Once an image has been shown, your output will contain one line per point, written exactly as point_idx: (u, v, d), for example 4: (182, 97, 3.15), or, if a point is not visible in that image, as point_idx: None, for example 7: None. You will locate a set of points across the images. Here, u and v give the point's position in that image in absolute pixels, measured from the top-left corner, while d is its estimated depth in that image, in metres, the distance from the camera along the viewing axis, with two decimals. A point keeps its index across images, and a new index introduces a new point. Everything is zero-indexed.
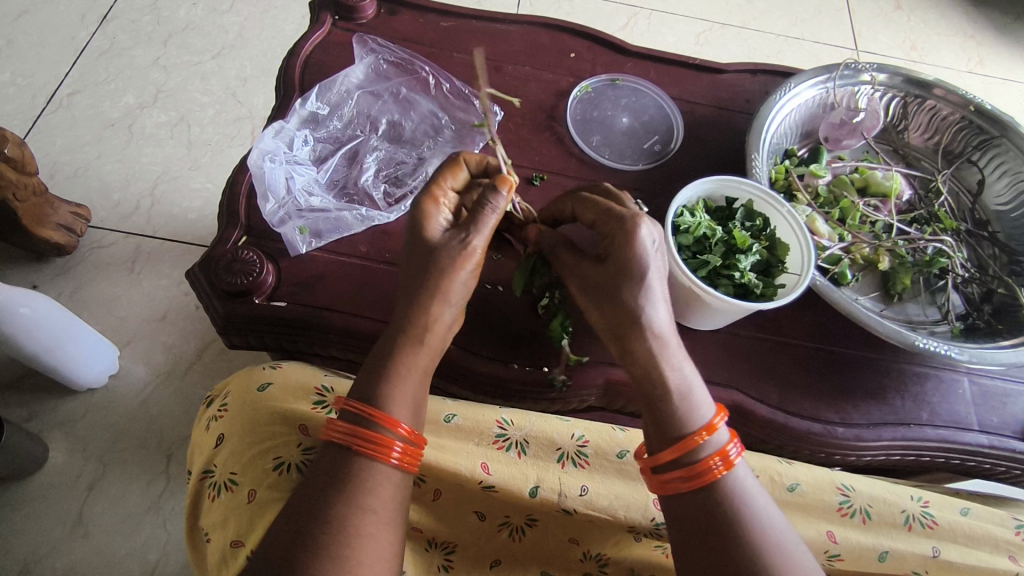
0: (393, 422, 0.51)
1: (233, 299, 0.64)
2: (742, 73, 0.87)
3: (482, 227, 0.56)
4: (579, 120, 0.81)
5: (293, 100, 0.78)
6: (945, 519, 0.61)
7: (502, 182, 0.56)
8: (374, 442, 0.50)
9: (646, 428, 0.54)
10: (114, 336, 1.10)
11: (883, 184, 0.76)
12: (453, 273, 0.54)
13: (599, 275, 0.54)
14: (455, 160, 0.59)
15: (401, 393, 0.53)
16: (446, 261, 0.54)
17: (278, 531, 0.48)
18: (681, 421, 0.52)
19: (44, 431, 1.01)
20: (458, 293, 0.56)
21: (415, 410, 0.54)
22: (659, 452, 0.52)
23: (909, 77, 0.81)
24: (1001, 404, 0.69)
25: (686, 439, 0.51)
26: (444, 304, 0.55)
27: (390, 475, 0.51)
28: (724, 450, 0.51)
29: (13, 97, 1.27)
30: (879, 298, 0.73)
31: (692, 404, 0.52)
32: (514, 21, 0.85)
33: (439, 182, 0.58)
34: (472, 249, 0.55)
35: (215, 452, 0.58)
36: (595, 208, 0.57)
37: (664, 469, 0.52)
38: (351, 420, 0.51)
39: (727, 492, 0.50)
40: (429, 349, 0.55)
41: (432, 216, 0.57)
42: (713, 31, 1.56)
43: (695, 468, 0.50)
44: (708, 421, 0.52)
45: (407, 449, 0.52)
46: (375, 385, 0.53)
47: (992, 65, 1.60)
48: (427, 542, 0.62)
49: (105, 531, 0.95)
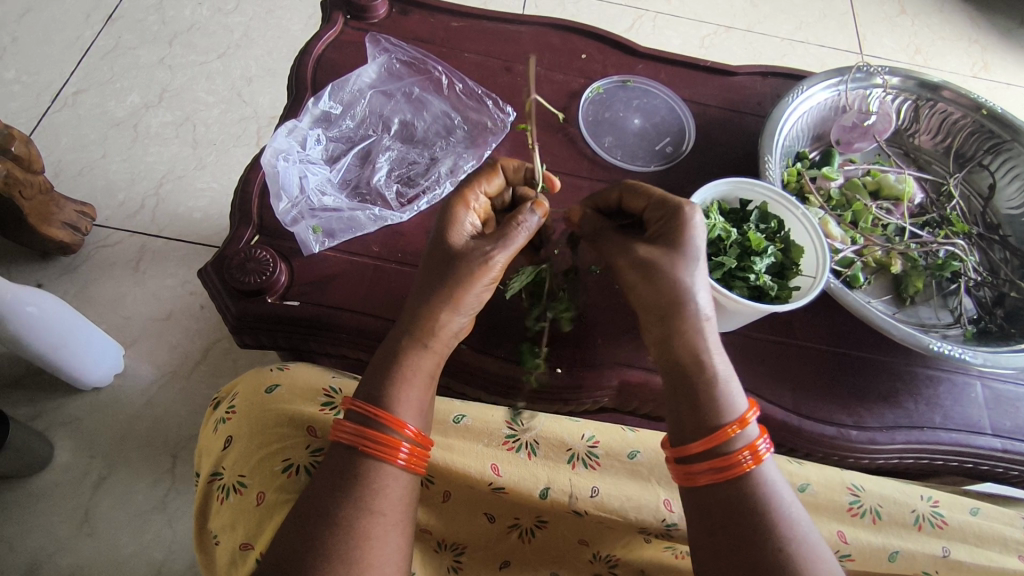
0: (400, 423, 0.51)
1: (246, 297, 0.64)
2: (753, 75, 0.87)
3: (508, 243, 0.55)
4: (591, 121, 0.81)
5: (306, 99, 0.78)
6: (955, 519, 0.61)
7: (539, 205, 0.57)
8: (380, 443, 0.50)
9: (675, 420, 0.54)
10: (119, 335, 1.09)
11: (895, 187, 0.76)
12: (470, 284, 0.54)
13: (652, 255, 0.55)
14: (493, 167, 0.59)
15: (407, 397, 0.52)
16: (465, 271, 0.54)
17: (287, 533, 0.47)
18: (715, 411, 0.52)
19: (49, 430, 1.01)
20: (469, 305, 0.55)
21: (421, 411, 0.53)
22: (688, 443, 0.52)
23: (920, 81, 0.82)
24: (1014, 408, 0.69)
25: (719, 431, 0.51)
26: (454, 314, 0.55)
27: (397, 476, 0.50)
28: (755, 444, 0.51)
29: (18, 95, 1.26)
30: (892, 301, 0.73)
31: (728, 395, 0.53)
32: (525, 21, 0.85)
33: (474, 186, 0.58)
34: (493, 264, 0.54)
35: (223, 454, 0.57)
36: (648, 197, 0.59)
37: (693, 461, 0.51)
38: (358, 421, 0.51)
39: (755, 487, 0.50)
40: (434, 353, 0.55)
41: (459, 220, 0.57)
42: (718, 34, 1.57)
43: (726, 460, 0.50)
44: (739, 415, 0.52)
45: (413, 450, 0.51)
46: (380, 386, 0.52)
47: (997, 70, 1.60)
48: (436, 543, 0.61)
49: (111, 531, 0.95)
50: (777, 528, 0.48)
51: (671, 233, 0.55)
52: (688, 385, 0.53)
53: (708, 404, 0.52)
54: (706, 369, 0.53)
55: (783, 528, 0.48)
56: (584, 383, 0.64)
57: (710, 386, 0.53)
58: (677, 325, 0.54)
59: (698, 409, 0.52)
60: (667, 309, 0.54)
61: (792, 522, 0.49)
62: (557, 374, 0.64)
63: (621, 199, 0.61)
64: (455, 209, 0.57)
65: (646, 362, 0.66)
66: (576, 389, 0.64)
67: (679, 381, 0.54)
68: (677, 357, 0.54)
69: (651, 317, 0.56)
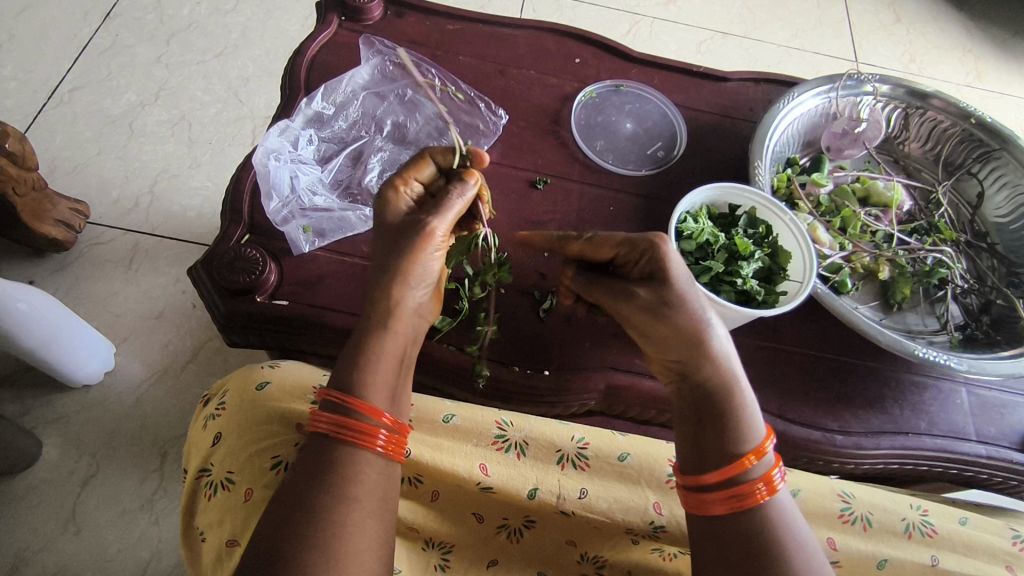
0: (375, 411, 0.51)
1: (236, 296, 0.64)
2: (746, 81, 0.87)
3: (445, 212, 0.58)
4: (583, 125, 0.81)
5: (299, 100, 0.78)
6: (945, 528, 0.61)
7: (468, 175, 0.61)
8: (357, 429, 0.50)
9: (692, 449, 0.54)
10: (111, 333, 1.09)
11: (884, 195, 0.77)
12: (413, 253, 0.56)
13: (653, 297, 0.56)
14: (422, 154, 0.62)
15: (377, 381, 0.53)
16: (410, 243, 0.56)
17: (267, 525, 0.47)
18: (734, 441, 0.53)
19: (38, 428, 1.00)
20: (419, 276, 0.57)
21: (393, 397, 0.54)
22: (704, 473, 0.52)
23: (911, 89, 0.82)
24: (999, 414, 0.69)
25: (736, 461, 0.51)
26: (406, 288, 0.56)
27: (374, 464, 0.50)
28: (770, 474, 0.51)
29: (13, 92, 1.26)
30: (879, 307, 0.74)
31: (750, 423, 0.53)
32: (520, 25, 0.85)
33: (405, 173, 0.61)
34: (433, 231, 0.57)
35: (212, 451, 0.57)
36: (616, 241, 0.59)
37: (707, 491, 0.52)
38: (334, 409, 0.51)
39: (769, 516, 0.50)
40: (398, 335, 0.55)
41: (394, 202, 0.60)
42: (715, 40, 1.57)
43: (742, 489, 0.51)
44: (757, 446, 0.53)
45: (391, 438, 0.52)
46: (349, 373, 0.53)
47: (990, 79, 1.62)
48: (424, 542, 0.61)
49: (98, 528, 0.94)
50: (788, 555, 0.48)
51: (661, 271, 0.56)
52: (712, 417, 0.54)
53: (728, 433, 0.53)
54: (733, 398, 0.54)
55: (791, 549, 0.49)
56: (571, 386, 0.64)
57: (733, 416, 0.53)
58: (702, 356, 0.55)
59: (720, 440, 0.53)
60: (687, 342, 0.55)
61: (807, 552, 0.49)
62: (544, 376, 0.65)
63: (584, 251, 0.62)
64: (387, 194, 0.60)
65: (632, 365, 0.66)
66: (562, 391, 0.64)
67: (702, 412, 0.55)
68: (701, 390, 0.55)
69: (672, 355, 0.57)
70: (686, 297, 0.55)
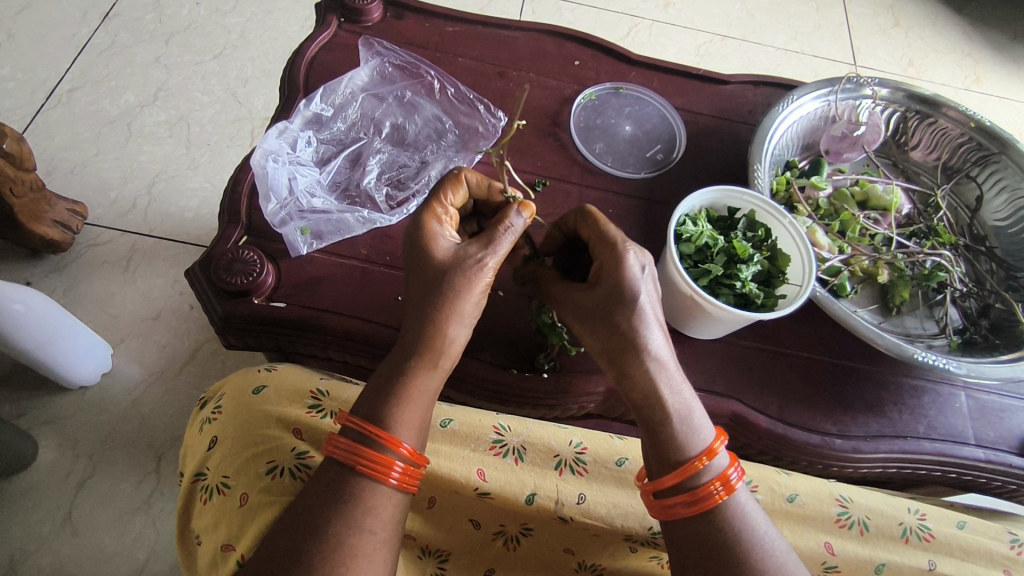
0: (396, 442, 0.50)
1: (232, 298, 0.63)
2: (745, 84, 0.87)
3: (496, 248, 0.56)
4: (582, 128, 0.81)
5: (298, 101, 0.78)
6: (942, 532, 0.61)
7: (524, 207, 0.57)
8: (374, 461, 0.49)
9: (646, 453, 0.55)
10: (108, 335, 1.09)
11: (883, 198, 0.77)
12: (467, 293, 0.54)
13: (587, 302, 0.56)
14: (457, 176, 0.59)
15: (407, 415, 0.52)
16: (465, 280, 0.54)
17: (275, 546, 0.47)
18: (677, 447, 0.52)
19: (34, 430, 1.00)
20: (470, 314, 0.55)
21: (421, 429, 0.53)
22: (661, 478, 0.53)
23: (911, 93, 0.82)
24: (998, 418, 0.69)
25: (687, 465, 0.51)
26: (457, 325, 0.54)
27: (390, 496, 0.50)
28: (726, 475, 0.52)
29: (12, 92, 1.26)
30: (878, 311, 0.74)
31: (689, 429, 0.53)
32: (519, 28, 0.85)
33: (441, 198, 0.58)
34: (485, 268, 0.55)
35: (208, 455, 0.57)
36: (593, 228, 0.58)
37: (666, 494, 0.52)
38: (353, 437, 0.50)
39: (733, 517, 0.51)
40: (440, 371, 0.54)
41: (436, 230, 0.56)
42: (714, 43, 1.58)
43: (697, 492, 0.51)
44: (708, 446, 0.53)
45: (407, 470, 0.50)
46: (381, 404, 0.52)
47: (989, 83, 1.62)
48: (421, 549, 0.60)
49: (93, 530, 0.94)
50: (750, 558, 0.49)
51: (609, 272, 0.55)
52: (654, 422, 0.53)
53: (671, 438, 0.52)
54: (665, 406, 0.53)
55: (761, 557, 0.49)
56: (570, 389, 0.64)
57: (671, 421, 0.53)
58: (630, 364, 0.53)
59: (666, 445, 0.53)
60: (618, 349, 0.54)
61: (769, 549, 0.50)
62: (543, 379, 0.64)
63: (577, 225, 0.61)
64: (427, 221, 0.56)
65: None
66: (562, 394, 0.64)
67: (643, 420, 0.54)
68: (635, 397, 0.54)
69: (608, 361, 0.55)
70: (621, 301, 0.53)
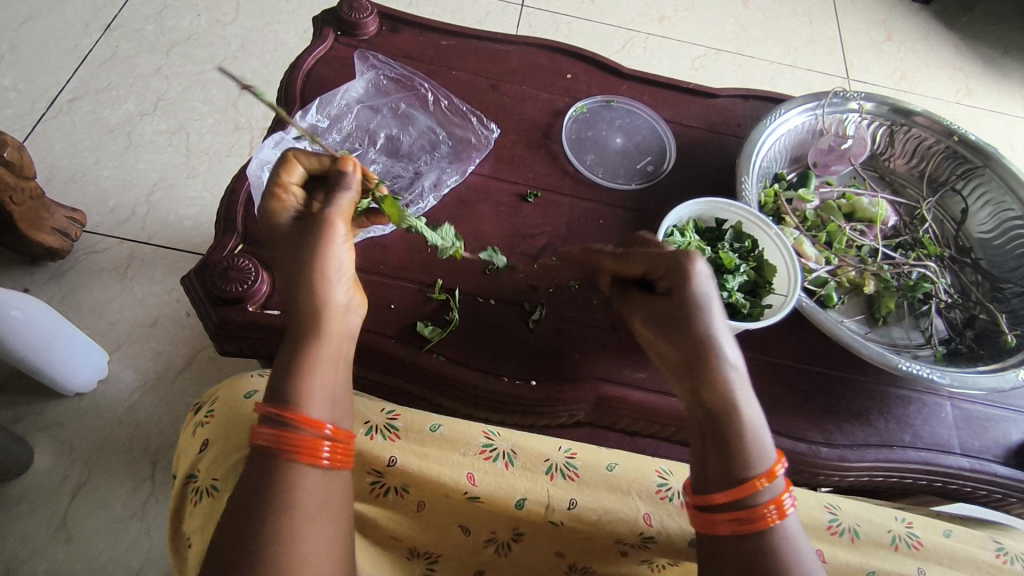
0: (315, 422, 0.49)
1: (226, 305, 0.64)
2: (735, 98, 0.89)
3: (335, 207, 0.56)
4: (574, 140, 0.83)
5: (293, 112, 0.79)
6: (931, 540, 0.61)
7: (344, 165, 0.57)
8: (295, 443, 0.48)
9: (701, 466, 0.52)
10: (105, 341, 1.10)
11: (869, 210, 0.78)
12: (320, 255, 0.54)
13: (670, 311, 0.54)
14: (286, 158, 0.58)
15: (313, 385, 0.51)
16: (311, 251, 0.54)
17: (225, 538, 0.46)
18: (743, 464, 0.50)
19: (30, 435, 1.00)
20: (337, 270, 0.55)
21: (332, 402, 0.52)
22: (711, 493, 0.50)
23: (895, 106, 0.83)
24: (983, 428, 0.70)
25: (745, 483, 0.49)
26: (328, 286, 0.54)
27: (321, 476, 0.49)
28: (781, 499, 0.49)
29: (14, 101, 1.28)
30: (864, 321, 0.75)
31: (758, 445, 0.51)
32: (512, 42, 0.87)
33: (279, 183, 0.57)
34: (333, 229, 0.55)
35: (199, 457, 0.58)
36: (644, 256, 0.57)
37: (715, 508, 0.50)
38: (274, 426, 0.49)
39: (776, 540, 0.49)
40: (332, 335, 0.53)
41: (279, 214, 0.57)
42: (708, 57, 1.60)
43: (749, 513, 0.49)
44: (768, 468, 0.50)
45: (335, 446, 0.50)
46: (285, 383, 0.50)
47: (979, 96, 1.64)
48: (408, 551, 0.62)
49: (88, 537, 0.94)
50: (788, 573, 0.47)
51: (681, 285, 0.53)
52: (717, 435, 0.51)
53: (732, 455, 0.50)
54: (736, 419, 0.51)
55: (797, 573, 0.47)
56: (562, 397, 0.65)
57: (738, 439, 0.51)
58: (703, 375, 0.52)
59: (726, 460, 0.51)
60: (692, 359, 0.53)
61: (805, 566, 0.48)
62: (534, 387, 0.65)
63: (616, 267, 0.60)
64: (272, 209, 0.57)
65: (621, 377, 0.67)
66: (553, 402, 0.65)
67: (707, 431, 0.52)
68: (704, 407, 0.52)
69: (676, 366, 0.55)
70: (699, 314, 0.53)
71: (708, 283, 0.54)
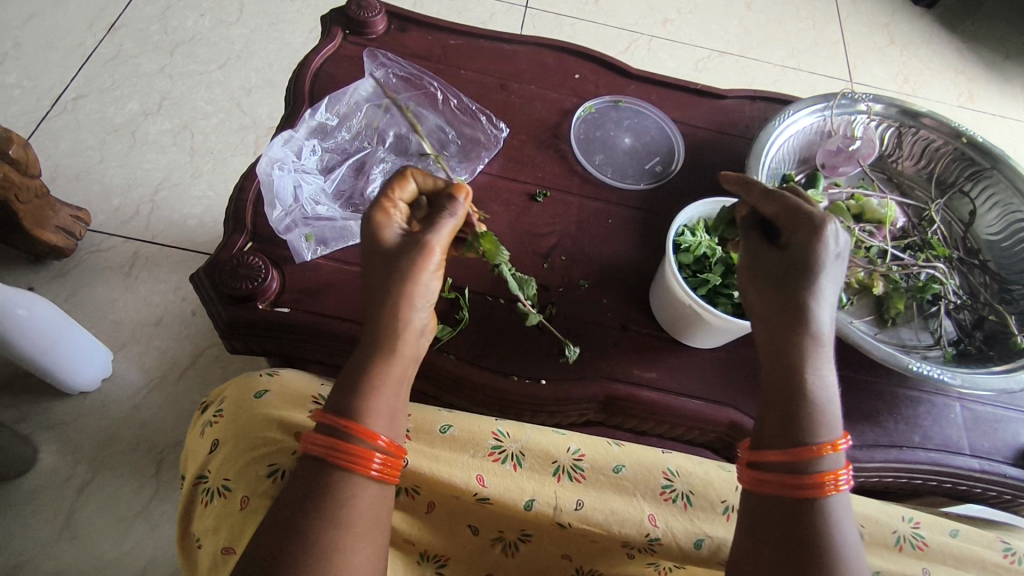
0: (372, 435, 0.50)
1: (236, 303, 0.64)
2: (742, 99, 0.89)
3: (441, 228, 0.55)
4: (582, 139, 0.83)
5: (303, 110, 0.79)
6: (936, 540, 0.61)
7: (459, 190, 0.58)
8: (353, 454, 0.49)
9: (765, 425, 0.53)
10: (109, 340, 1.09)
11: (878, 211, 0.77)
12: (417, 277, 0.53)
13: (789, 267, 0.53)
14: (404, 173, 0.58)
15: (377, 403, 0.51)
16: (411, 264, 0.53)
17: (265, 542, 0.46)
18: (809, 428, 0.51)
19: (33, 434, 1.00)
20: (423, 296, 0.54)
21: (392, 418, 0.52)
22: (770, 450, 0.52)
23: (903, 108, 0.84)
24: (992, 429, 0.70)
25: (806, 447, 0.50)
26: (411, 308, 0.54)
27: (369, 488, 0.49)
28: (838, 472, 0.50)
29: (18, 99, 1.27)
30: (874, 322, 0.75)
31: (824, 416, 0.51)
32: (520, 42, 0.87)
33: (389, 194, 0.57)
34: (433, 248, 0.54)
35: (209, 458, 0.57)
36: (781, 203, 0.55)
37: (769, 465, 0.51)
38: (328, 433, 0.50)
39: (826, 510, 0.49)
40: (401, 358, 0.53)
41: (385, 225, 0.55)
42: (712, 59, 1.60)
43: (805, 476, 0.49)
44: (833, 441, 0.51)
45: (386, 461, 0.50)
46: (349, 397, 0.51)
47: (982, 100, 1.65)
48: (419, 554, 0.61)
49: (93, 536, 0.94)
50: (827, 547, 0.48)
51: (813, 246, 0.52)
52: (784, 395, 0.52)
53: (798, 419, 0.51)
54: (807, 385, 0.52)
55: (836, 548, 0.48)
56: (571, 397, 0.65)
57: (805, 404, 0.51)
58: (789, 336, 0.53)
59: (788, 422, 0.51)
60: (784, 317, 0.53)
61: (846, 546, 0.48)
62: (543, 387, 0.65)
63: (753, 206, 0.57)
64: (378, 216, 0.56)
65: (631, 376, 0.67)
66: (561, 401, 0.65)
67: (775, 390, 0.53)
68: (778, 365, 0.53)
69: (765, 323, 0.55)
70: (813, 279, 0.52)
71: (836, 248, 0.52)
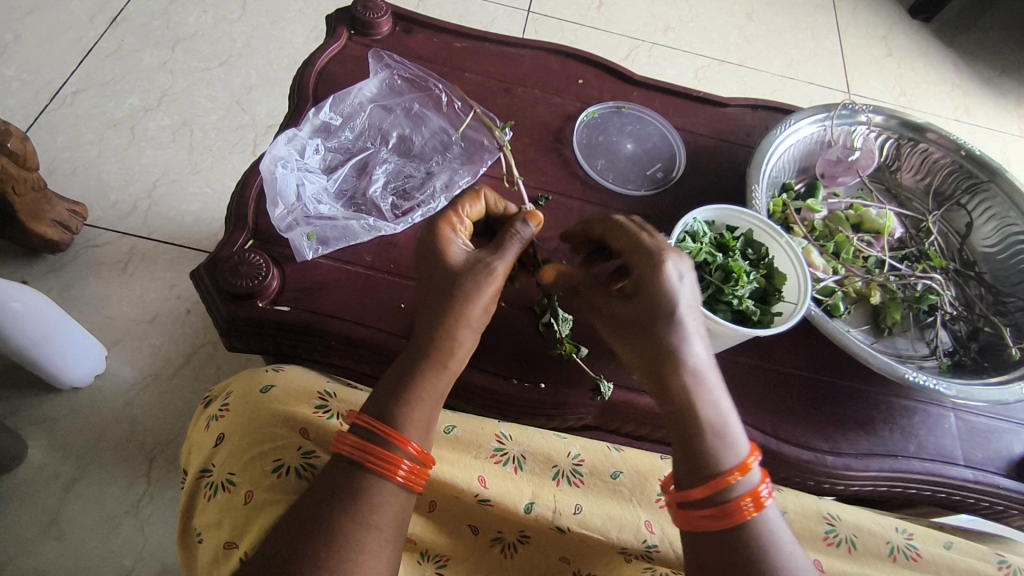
0: (404, 440, 0.51)
1: (236, 300, 0.64)
2: (744, 107, 0.89)
3: (506, 253, 0.57)
4: (585, 144, 0.83)
5: (307, 109, 0.79)
6: (930, 552, 0.61)
7: (533, 217, 0.59)
8: (384, 459, 0.50)
9: (674, 462, 0.53)
10: (103, 336, 1.09)
11: (877, 221, 0.79)
12: (475, 297, 0.55)
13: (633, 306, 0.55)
14: (476, 193, 0.62)
15: (416, 413, 0.52)
16: (471, 284, 0.55)
17: (285, 539, 0.47)
18: (716, 457, 0.51)
19: (23, 430, 0.99)
20: (477, 319, 0.56)
21: (427, 430, 0.53)
22: (690, 488, 0.51)
23: (903, 120, 0.85)
24: (986, 440, 0.70)
25: (720, 479, 0.50)
26: (465, 330, 0.55)
27: (396, 494, 0.50)
28: (757, 491, 0.50)
29: (16, 92, 1.27)
30: (869, 331, 0.75)
31: (731, 441, 0.52)
32: (525, 46, 0.87)
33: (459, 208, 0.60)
34: (494, 272, 0.56)
35: (214, 451, 0.57)
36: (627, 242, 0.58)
37: (693, 504, 0.51)
38: (362, 436, 0.51)
39: (757, 533, 0.49)
40: (450, 374, 0.55)
41: (450, 239, 0.58)
42: (712, 67, 1.61)
43: (727, 507, 0.50)
44: (741, 462, 0.51)
45: (414, 469, 0.51)
46: (391, 405, 0.52)
47: (978, 114, 1.67)
48: (420, 554, 0.60)
49: (80, 533, 0.93)
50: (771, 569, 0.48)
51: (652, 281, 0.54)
52: (685, 432, 0.52)
53: (706, 452, 0.51)
54: (705, 416, 0.52)
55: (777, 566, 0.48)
56: (570, 401, 0.65)
57: (709, 435, 0.52)
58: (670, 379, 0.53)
59: (697, 459, 0.52)
60: (655, 360, 0.54)
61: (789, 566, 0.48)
62: (543, 390, 0.65)
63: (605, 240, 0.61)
64: (443, 229, 0.58)
65: (629, 382, 0.67)
66: (560, 405, 0.65)
67: (677, 430, 0.53)
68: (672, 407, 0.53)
69: (642, 365, 0.55)
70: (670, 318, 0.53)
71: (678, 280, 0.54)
